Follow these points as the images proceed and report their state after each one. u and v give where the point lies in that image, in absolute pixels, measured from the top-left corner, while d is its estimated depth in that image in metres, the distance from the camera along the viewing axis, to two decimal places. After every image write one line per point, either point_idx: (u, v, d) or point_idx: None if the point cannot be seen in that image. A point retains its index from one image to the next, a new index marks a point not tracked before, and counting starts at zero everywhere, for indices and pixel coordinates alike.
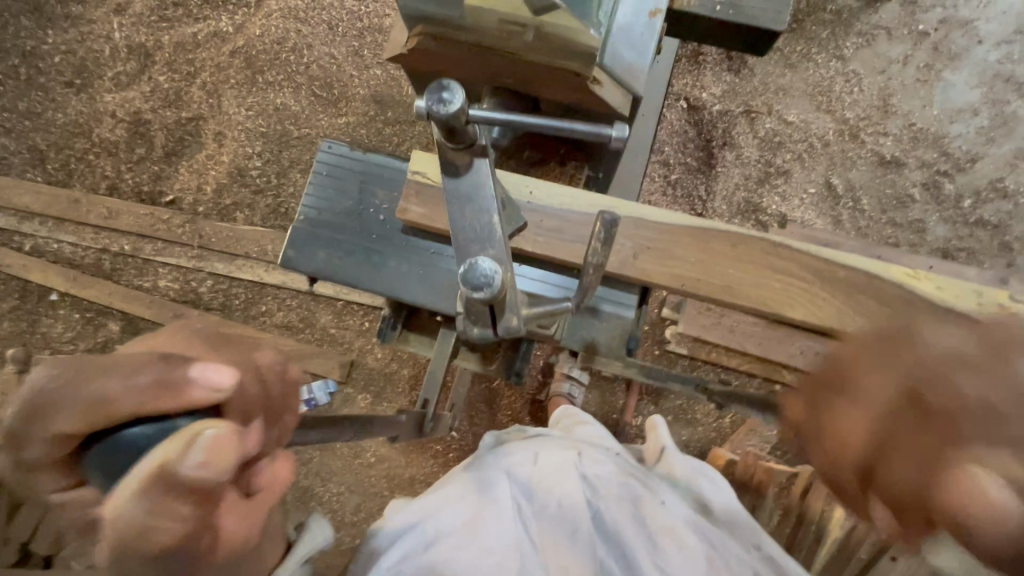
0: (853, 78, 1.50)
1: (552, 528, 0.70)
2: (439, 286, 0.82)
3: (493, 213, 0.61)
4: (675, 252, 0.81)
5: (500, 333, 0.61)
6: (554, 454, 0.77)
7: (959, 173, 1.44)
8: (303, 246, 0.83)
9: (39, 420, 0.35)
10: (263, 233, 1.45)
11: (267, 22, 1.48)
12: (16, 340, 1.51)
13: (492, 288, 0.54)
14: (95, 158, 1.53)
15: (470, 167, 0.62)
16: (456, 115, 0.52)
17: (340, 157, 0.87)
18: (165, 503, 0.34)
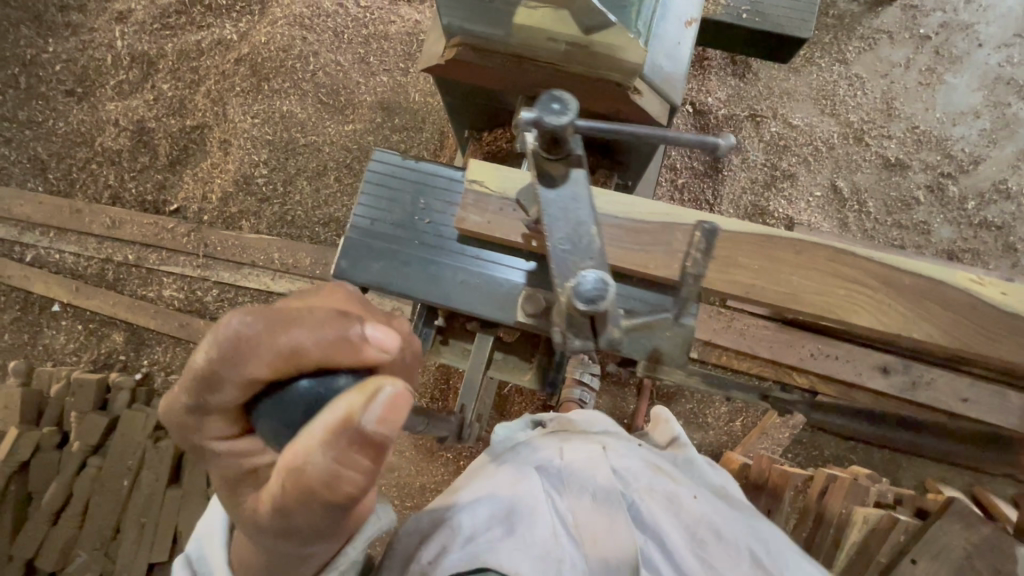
0: (857, 82, 1.51)
1: (591, 520, 0.63)
2: (494, 295, 0.81)
3: (592, 226, 0.61)
4: (738, 259, 0.80)
5: (601, 343, 0.63)
6: (582, 444, 0.68)
7: (962, 175, 1.46)
8: (359, 258, 0.83)
9: (229, 362, 0.33)
10: (270, 241, 1.43)
11: (272, 29, 1.47)
12: (19, 352, 1.49)
13: (603, 302, 0.57)
14: (98, 167, 1.52)
15: (567, 177, 0.61)
16: (563, 126, 0.54)
17: (392, 167, 0.87)
18: (347, 456, 0.31)
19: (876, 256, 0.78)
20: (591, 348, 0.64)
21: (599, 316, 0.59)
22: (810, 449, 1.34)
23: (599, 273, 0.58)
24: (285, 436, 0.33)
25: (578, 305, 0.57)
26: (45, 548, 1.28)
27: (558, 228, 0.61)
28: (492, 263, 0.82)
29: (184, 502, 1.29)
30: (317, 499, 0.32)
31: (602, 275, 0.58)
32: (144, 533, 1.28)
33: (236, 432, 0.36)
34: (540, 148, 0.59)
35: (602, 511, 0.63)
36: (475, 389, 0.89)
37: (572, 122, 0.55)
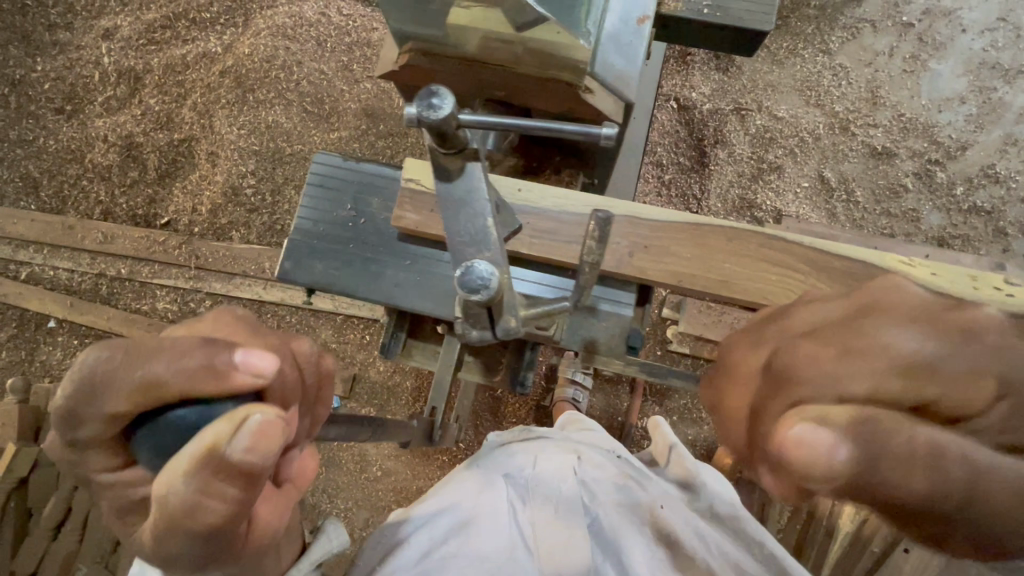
0: (840, 72, 1.51)
1: (552, 533, 0.63)
2: (436, 292, 0.82)
3: (487, 218, 0.56)
4: (672, 248, 0.81)
5: (499, 335, 0.58)
6: (552, 457, 0.71)
7: (950, 161, 1.45)
8: (302, 260, 0.84)
9: (87, 397, 0.33)
10: (260, 251, 1.44)
11: (256, 41, 1.48)
12: (16, 369, 1.50)
13: (489, 292, 0.51)
14: (89, 183, 1.53)
15: (463, 172, 0.57)
16: (444, 118, 0.49)
17: (333, 168, 0.87)
18: (212, 484, 0.32)
19: (804, 240, 0.79)
20: (490, 340, 0.58)
21: (493, 306, 0.54)
22: None
23: (489, 262, 0.52)
24: (159, 467, 0.33)
25: (461, 293, 0.51)
26: (45, 563, 1.29)
27: (451, 221, 0.56)
28: (433, 262, 0.83)
29: None
30: (186, 529, 0.32)
31: (489, 265, 0.52)
32: None
33: (121, 464, 0.36)
34: (433, 142, 0.55)
35: (565, 522, 0.64)
36: (445, 389, 0.90)
37: (453, 115, 0.51)
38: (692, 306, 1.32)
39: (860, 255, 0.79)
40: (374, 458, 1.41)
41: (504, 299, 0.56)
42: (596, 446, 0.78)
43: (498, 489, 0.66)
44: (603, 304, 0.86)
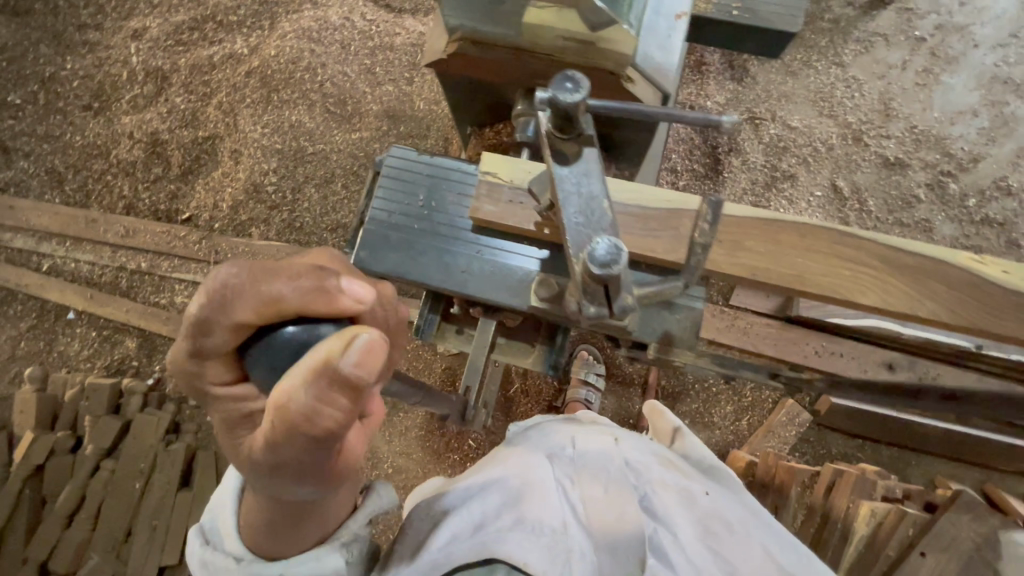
0: (854, 84, 1.53)
1: (603, 513, 0.65)
2: (504, 281, 0.83)
3: (603, 200, 0.63)
4: (744, 243, 0.78)
5: (614, 312, 0.64)
6: (594, 437, 0.71)
7: (962, 173, 1.47)
8: (377, 249, 0.86)
9: (213, 312, 0.36)
10: (279, 248, 1.46)
11: (282, 43, 1.52)
12: (35, 359, 1.52)
13: (617, 266, 0.58)
14: (113, 178, 1.56)
15: (579, 156, 0.64)
16: (575, 104, 0.57)
17: (408, 163, 0.91)
18: (327, 394, 0.34)
19: (877, 236, 0.76)
20: (606, 315, 0.64)
21: (613, 284, 0.60)
22: (817, 447, 1.34)
23: (610, 239, 0.59)
24: (272, 378, 0.37)
25: (593, 269, 0.58)
26: (57, 552, 1.29)
27: (569, 203, 0.63)
28: (503, 253, 0.84)
29: (195, 504, 1.33)
30: (301, 435, 0.35)
31: (614, 241, 0.59)
32: (154, 536, 1.31)
33: (235, 378, 0.40)
34: (554, 127, 0.62)
35: (615, 503, 0.65)
36: (479, 371, 0.90)
37: (584, 101, 0.58)
38: (706, 311, 1.32)
39: (936, 253, 0.75)
40: (386, 455, 1.42)
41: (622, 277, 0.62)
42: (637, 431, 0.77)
43: (548, 467, 0.67)
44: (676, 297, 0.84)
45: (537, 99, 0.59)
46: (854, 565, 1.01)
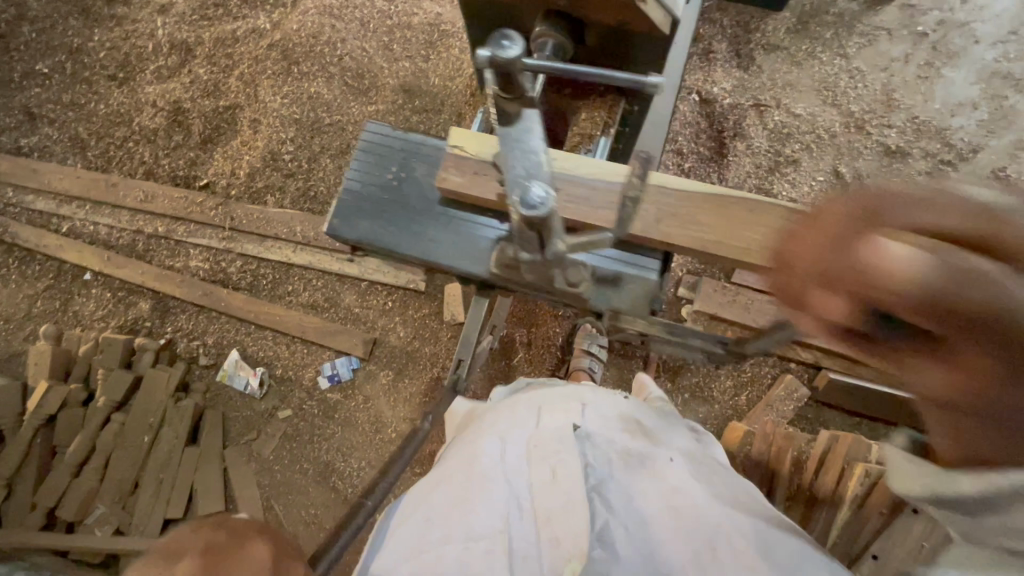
0: (857, 75, 1.57)
1: (546, 500, 0.60)
2: (474, 254, 0.77)
3: (543, 152, 0.59)
4: (698, 218, 0.75)
5: (545, 256, 0.62)
6: (549, 414, 0.70)
7: (962, 163, 1.50)
8: (350, 217, 0.81)
9: None
10: (293, 215, 1.50)
11: (304, 19, 1.58)
12: (49, 318, 1.55)
13: (546, 208, 0.55)
14: (135, 145, 1.61)
15: (520, 117, 0.59)
16: (510, 57, 0.53)
17: (383, 134, 0.85)
18: None
19: None
20: (540, 261, 0.62)
21: (545, 228, 0.57)
22: (814, 424, 1.35)
23: (543, 187, 0.56)
24: None
25: (520, 212, 0.55)
26: (66, 499, 1.34)
27: (508, 153, 0.59)
28: (472, 223, 0.79)
29: (201, 461, 1.40)
30: None
31: (546, 186, 0.57)
32: (161, 489, 1.36)
33: None
34: (496, 88, 0.57)
35: (563, 486, 0.60)
36: (472, 344, 0.95)
37: (520, 59, 0.54)
38: (708, 286, 1.35)
39: None
40: (390, 420, 1.42)
41: (553, 223, 0.59)
42: (608, 392, 0.79)
43: (499, 450, 0.66)
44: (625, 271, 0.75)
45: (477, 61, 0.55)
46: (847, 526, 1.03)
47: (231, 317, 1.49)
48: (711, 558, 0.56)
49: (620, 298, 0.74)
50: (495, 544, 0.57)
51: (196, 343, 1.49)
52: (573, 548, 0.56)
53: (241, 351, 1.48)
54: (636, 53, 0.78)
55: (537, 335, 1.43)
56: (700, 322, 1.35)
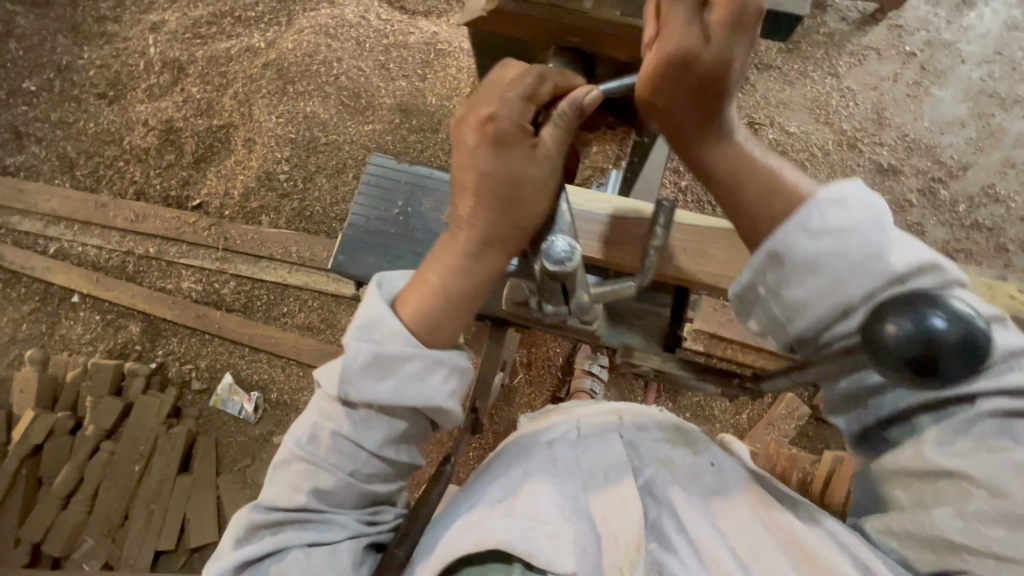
0: (848, 94, 1.60)
1: (603, 498, 0.60)
2: None
3: (563, 202, 0.58)
4: (710, 251, 0.76)
5: (572, 309, 0.57)
6: (596, 419, 0.69)
7: (952, 180, 1.53)
8: (356, 253, 0.79)
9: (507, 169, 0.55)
10: (288, 235, 1.48)
11: (299, 37, 1.57)
12: (35, 342, 1.51)
13: (572, 263, 0.50)
14: (125, 164, 1.58)
15: None
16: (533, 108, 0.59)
17: (388, 168, 0.84)
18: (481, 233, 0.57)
19: None
20: (563, 315, 0.58)
21: (569, 281, 0.53)
22: (814, 442, 1.35)
23: (569, 238, 0.52)
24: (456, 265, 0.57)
25: (546, 265, 0.50)
26: (53, 532, 1.31)
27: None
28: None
29: (194, 489, 1.35)
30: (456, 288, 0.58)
31: (569, 239, 0.51)
32: (152, 520, 1.32)
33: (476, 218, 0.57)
34: None
35: (614, 484, 0.61)
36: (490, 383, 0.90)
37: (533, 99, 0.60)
38: (708, 305, 1.35)
39: None
40: None
41: (580, 271, 0.55)
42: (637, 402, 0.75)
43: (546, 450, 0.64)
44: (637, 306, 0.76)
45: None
46: None
47: (225, 340, 1.46)
48: (763, 547, 0.55)
49: (632, 334, 0.73)
50: (553, 530, 0.55)
51: (188, 367, 1.46)
52: (628, 538, 0.57)
53: (235, 374, 1.44)
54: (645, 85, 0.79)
55: (537, 355, 1.42)
56: (700, 341, 1.35)
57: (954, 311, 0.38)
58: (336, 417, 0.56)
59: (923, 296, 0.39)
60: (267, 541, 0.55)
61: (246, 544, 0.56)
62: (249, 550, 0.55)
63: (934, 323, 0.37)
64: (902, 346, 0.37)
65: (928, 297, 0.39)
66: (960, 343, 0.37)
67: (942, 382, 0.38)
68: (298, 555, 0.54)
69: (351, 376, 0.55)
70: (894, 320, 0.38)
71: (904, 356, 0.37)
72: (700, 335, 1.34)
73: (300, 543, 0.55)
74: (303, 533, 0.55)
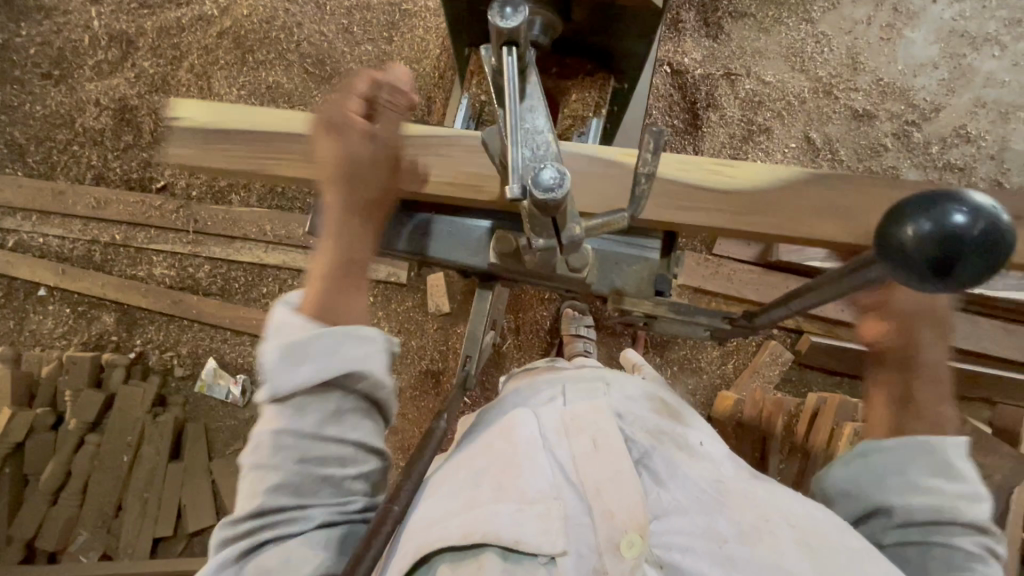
0: (823, 39, 1.58)
1: (594, 468, 0.57)
2: (467, 242, 0.73)
3: (547, 134, 0.58)
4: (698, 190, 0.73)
5: (564, 244, 0.57)
6: (581, 389, 0.67)
7: (925, 122, 1.54)
8: None
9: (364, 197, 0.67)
10: (261, 214, 1.43)
11: (254, 2, 1.48)
12: (4, 340, 1.45)
13: (561, 191, 0.50)
14: (79, 148, 1.49)
15: (523, 95, 0.59)
16: (518, 26, 0.52)
17: None
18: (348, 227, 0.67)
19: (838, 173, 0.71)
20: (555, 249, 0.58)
21: (558, 211, 0.53)
22: (799, 386, 1.39)
23: (556, 166, 0.52)
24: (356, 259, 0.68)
25: (535, 194, 0.50)
26: (45, 528, 1.30)
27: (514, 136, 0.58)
28: (455, 215, 0.75)
29: (187, 476, 1.35)
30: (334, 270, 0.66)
31: (558, 167, 0.52)
32: (147, 509, 1.33)
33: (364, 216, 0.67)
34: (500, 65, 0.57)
35: (605, 456, 0.57)
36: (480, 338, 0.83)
37: (525, 24, 0.53)
38: (693, 260, 1.35)
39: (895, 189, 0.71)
40: None
41: (569, 202, 0.55)
42: (621, 374, 0.74)
43: (534, 421, 0.62)
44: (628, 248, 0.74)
45: (500, 33, 0.53)
46: None
47: (205, 325, 1.42)
48: (765, 529, 0.53)
49: (625, 279, 0.73)
50: (542, 508, 0.54)
51: (169, 355, 1.42)
52: (627, 517, 0.53)
53: (219, 359, 1.41)
54: (630, 28, 0.74)
55: (524, 319, 1.42)
56: (685, 295, 1.36)
57: (976, 205, 0.36)
58: (278, 420, 0.58)
59: (942, 193, 0.37)
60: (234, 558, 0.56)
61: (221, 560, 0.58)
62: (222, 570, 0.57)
63: (955, 219, 0.36)
64: (923, 243, 0.36)
65: (947, 196, 0.37)
66: (984, 236, 0.36)
67: (959, 283, 0.37)
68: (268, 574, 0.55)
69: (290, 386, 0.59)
70: (913, 221, 0.37)
71: (924, 255, 0.36)
72: (685, 289, 1.34)
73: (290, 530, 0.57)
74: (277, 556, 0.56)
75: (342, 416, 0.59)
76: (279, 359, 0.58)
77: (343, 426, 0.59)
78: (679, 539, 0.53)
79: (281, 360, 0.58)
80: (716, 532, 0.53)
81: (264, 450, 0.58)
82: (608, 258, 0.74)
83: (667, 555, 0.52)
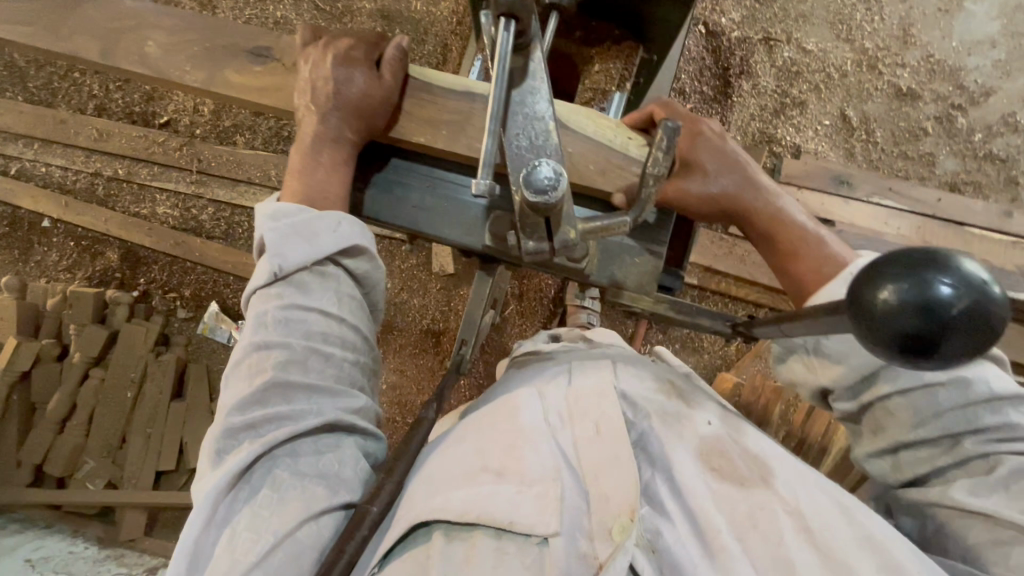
0: (875, 6, 1.45)
1: (594, 451, 0.56)
2: (461, 219, 0.69)
3: (548, 121, 0.55)
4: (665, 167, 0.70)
5: (556, 248, 0.54)
6: (588, 368, 0.65)
7: (972, 107, 1.44)
8: None
9: (346, 92, 0.62)
10: (266, 157, 1.38)
11: None
12: (10, 269, 1.45)
13: (555, 194, 0.49)
14: (80, 75, 1.42)
15: (525, 73, 0.55)
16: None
17: None
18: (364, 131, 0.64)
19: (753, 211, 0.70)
20: (546, 252, 0.55)
21: (551, 214, 0.51)
22: None
23: (554, 164, 0.50)
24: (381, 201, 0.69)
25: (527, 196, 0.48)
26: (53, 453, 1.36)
27: (511, 122, 0.55)
28: (450, 190, 0.70)
29: (189, 414, 1.38)
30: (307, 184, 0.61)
31: (556, 165, 0.50)
32: (150, 443, 1.37)
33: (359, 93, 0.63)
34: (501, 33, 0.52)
35: (607, 441, 0.56)
36: (477, 323, 0.81)
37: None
38: (706, 238, 1.31)
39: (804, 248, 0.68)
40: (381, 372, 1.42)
41: (564, 204, 0.52)
42: (635, 357, 0.70)
43: (538, 401, 0.60)
44: (633, 239, 0.72)
45: (499, 3, 0.49)
46: (829, 472, 1.12)
47: (209, 269, 1.41)
48: (761, 515, 0.51)
49: (622, 272, 0.71)
50: (538, 491, 0.52)
51: (173, 296, 1.42)
52: (620, 501, 0.52)
53: (221, 303, 1.42)
54: None
55: (528, 286, 1.39)
56: (695, 274, 1.32)
57: (964, 277, 0.35)
58: (279, 300, 0.57)
59: (932, 258, 0.36)
60: (246, 452, 0.53)
61: (225, 458, 0.54)
62: (233, 464, 0.52)
63: (939, 290, 0.35)
64: (899, 310, 0.35)
65: (944, 264, 0.36)
66: (967, 313, 0.34)
67: (940, 362, 0.36)
68: (290, 462, 0.54)
69: (282, 269, 0.57)
70: (895, 284, 0.35)
71: (897, 323, 0.35)
72: (696, 268, 1.31)
73: (275, 464, 0.54)
74: (297, 446, 0.55)
75: (343, 299, 0.60)
76: (282, 233, 0.58)
77: (345, 308, 0.60)
78: (672, 528, 0.52)
79: (283, 231, 0.58)
80: (709, 523, 0.51)
81: (268, 331, 0.56)
82: (608, 249, 0.71)
83: (658, 542, 0.52)
